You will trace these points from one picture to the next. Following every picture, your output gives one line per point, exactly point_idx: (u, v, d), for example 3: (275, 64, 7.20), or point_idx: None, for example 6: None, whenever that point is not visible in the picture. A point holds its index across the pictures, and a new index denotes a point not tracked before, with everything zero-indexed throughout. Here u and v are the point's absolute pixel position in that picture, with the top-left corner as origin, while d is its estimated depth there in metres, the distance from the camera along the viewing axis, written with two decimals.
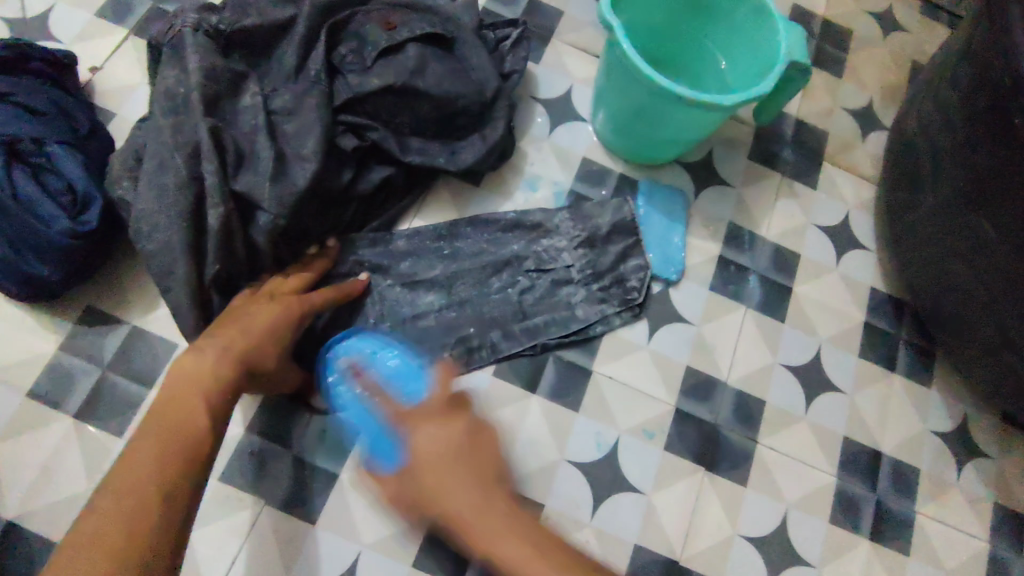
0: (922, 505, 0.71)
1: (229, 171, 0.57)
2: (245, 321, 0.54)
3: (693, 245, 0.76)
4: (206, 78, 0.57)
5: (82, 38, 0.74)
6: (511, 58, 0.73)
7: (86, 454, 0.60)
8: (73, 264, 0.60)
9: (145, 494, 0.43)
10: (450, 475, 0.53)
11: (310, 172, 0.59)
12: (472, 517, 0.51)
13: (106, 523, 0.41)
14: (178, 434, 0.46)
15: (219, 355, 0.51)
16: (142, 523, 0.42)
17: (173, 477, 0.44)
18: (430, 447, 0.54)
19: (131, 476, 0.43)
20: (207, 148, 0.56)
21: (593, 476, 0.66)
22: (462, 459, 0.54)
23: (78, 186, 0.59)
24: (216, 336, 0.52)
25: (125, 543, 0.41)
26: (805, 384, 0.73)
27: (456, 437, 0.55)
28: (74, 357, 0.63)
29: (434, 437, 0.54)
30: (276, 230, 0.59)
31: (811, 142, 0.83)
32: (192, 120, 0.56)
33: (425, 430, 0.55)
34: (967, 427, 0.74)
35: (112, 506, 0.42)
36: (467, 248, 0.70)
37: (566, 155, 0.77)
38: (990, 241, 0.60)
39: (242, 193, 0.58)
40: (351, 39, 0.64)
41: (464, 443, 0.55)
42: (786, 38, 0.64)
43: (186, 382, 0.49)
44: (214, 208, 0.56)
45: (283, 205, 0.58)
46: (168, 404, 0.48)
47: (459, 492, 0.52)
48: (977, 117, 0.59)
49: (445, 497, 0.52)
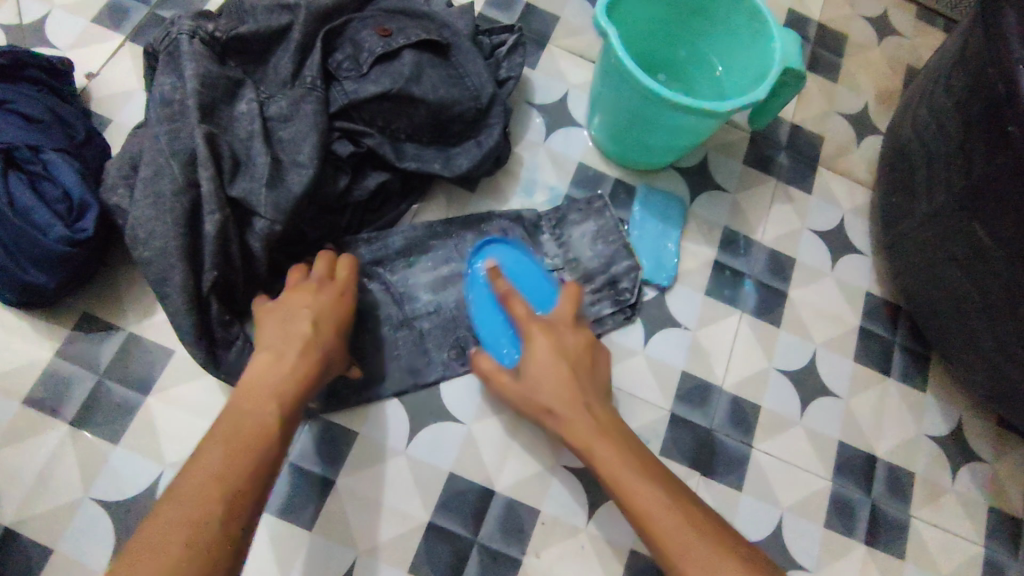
0: (917, 509, 0.71)
1: (225, 177, 0.57)
2: (310, 309, 0.56)
3: (688, 250, 0.76)
4: (202, 85, 0.57)
5: (78, 44, 0.74)
6: (506, 64, 0.73)
7: (83, 461, 0.61)
8: (69, 271, 0.59)
9: (212, 500, 0.43)
10: (544, 387, 0.57)
11: (306, 179, 0.59)
12: (557, 397, 0.56)
13: (176, 521, 0.42)
14: (252, 440, 0.47)
15: (293, 358, 0.52)
16: (210, 528, 0.42)
17: (239, 484, 0.45)
18: (545, 355, 0.58)
19: (202, 478, 0.44)
20: (204, 155, 0.56)
21: (589, 481, 0.65)
22: (572, 370, 0.58)
23: (74, 194, 0.59)
24: (285, 330, 0.54)
25: (192, 542, 0.41)
26: (800, 388, 0.73)
27: (556, 352, 0.58)
28: (71, 364, 0.63)
29: (550, 345, 0.58)
30: (274, 237, 0.59)
31: (806, 147, 0.84)
32: (189, 129, 0.57)
33: (541, 343, 0.59)
34: (962, 432, 0.75)
35: (186, 508, 0.42)
36: (461, 253, 0.70)
37: (562, 159, 0.77)
38: (984, 247, 0.60)
39: (238, 199, 0.58)
40: (347, 45, 0.64)
41: (560, 346, 0.59)
42: (782, 46, 0.64)
43: (262, 383, 0.50)
44: (211, 214, 0.56)
45: (280, 209, 0.58)
46: (241, 405, 0.49)
47: (568, 386, 0.57)
48: (972, 123, 0.59)
49: (564, 417, 0.56)
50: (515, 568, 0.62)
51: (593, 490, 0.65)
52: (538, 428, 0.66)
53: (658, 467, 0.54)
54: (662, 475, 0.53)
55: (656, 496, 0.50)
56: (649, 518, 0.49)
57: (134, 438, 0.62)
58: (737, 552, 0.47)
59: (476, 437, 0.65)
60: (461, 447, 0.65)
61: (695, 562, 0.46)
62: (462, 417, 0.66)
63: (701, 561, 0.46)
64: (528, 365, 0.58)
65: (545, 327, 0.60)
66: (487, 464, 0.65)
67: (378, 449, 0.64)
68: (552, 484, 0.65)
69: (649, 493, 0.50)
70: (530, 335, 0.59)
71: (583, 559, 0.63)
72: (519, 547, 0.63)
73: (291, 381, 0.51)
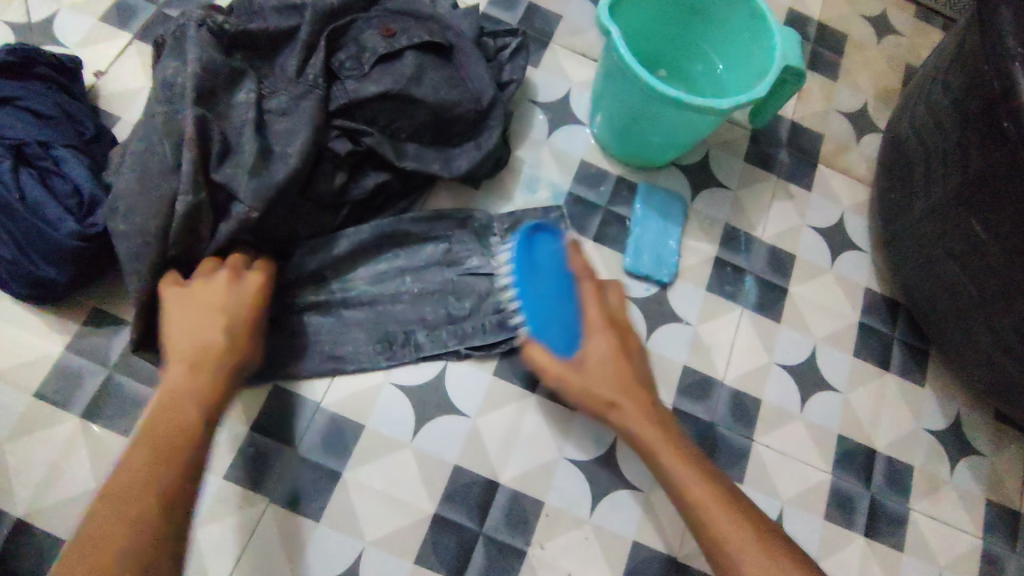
0: (916, 502, 0.72)
1: (212, 160, 0.58)
2: (216, 302, 0.54)
3: (689, 246, 0.77)
4: (203, 70, 0.58)
5: (86, 43, 0.75)
6: (509, 66, 0.74)
7: (93, 453, 0.61)
8: (80, 266, 0.60)
9: (141, 503, 0.44)
10: (608, 382, 0.54)
11: (291, 169, 0.59)
12: (616, 388, 0.54)
13: (107, 521, 0.43)
14: (166, 444, 0.47)
15: (187, 360, 0.50)
16: (145, 529, 0.43)
17: (166, 482, 0.45)
18: (607, 353, 0.55)
19: (126, 486, 0.44)
20: (190, 138, 0.56)
21: (592, 474, 0.66)
22: (632, 365, 0.55)
23: (85, 190, 0.60)
24: (191, 330, 0.52)
25: (125, 546, 0.42)
26: (801, 383, 0.74)
27: (618, 346, 0.55)
28: (80, 358, 0.64)
29: (611, 339, 0.55)
30: (247, 224, 0.59)
31: (806, 144, 0.84)
32: (182, 112, 0.58)
33: (601, 335, 0.55)
34: (961, 426, 0.76)
35: (114, 516, 0.43)
36: (414, 253, 0.69)
37: (565, 157, 0.78)
38: (980, 242, 0.61)
39: (221, 184, 0.58)
40: (351, 45, 0.65)
41: (621, 343, 0.56)
42: (781, 43, 0.64)
43: (168, 380, 0.50)
44: (184, 194, 0.56)
45: (258, 198, 0.58)
46: (158, 410, 0.48)
47: (619, 376, 0.55)
48: (968, 119, 0.60)
49: (624, 415, 0.54)
50: (519, 559, 0.63)
51: (596, 482, 0.66)
52: (541, 421, 0.67)
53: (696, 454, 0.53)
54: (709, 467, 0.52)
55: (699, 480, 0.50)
56: (702, 508, 0.49)
57: (143, 430, 0.62)
58: (782, 548, 0.47)
59: (480, 430, 0.66)
60: (466, 440, 0.66)
61: (743, 554, 0.46)
62: (467, 411, 0.66)
63: (745, 552, 0.46)
64: (589, 362, 0.55)
65: (608, 321, 0.56)
66: (491, 456, 0.65)
67: (384, 442, 0.65)
68: (556, 477, 0.66)
69: (702, 487, 0.50)
70: (592, 325, 0.56)
71: (587, 551, 0.64)
72: (523, 539, 0.64)
73: (202, 387, 0.50)
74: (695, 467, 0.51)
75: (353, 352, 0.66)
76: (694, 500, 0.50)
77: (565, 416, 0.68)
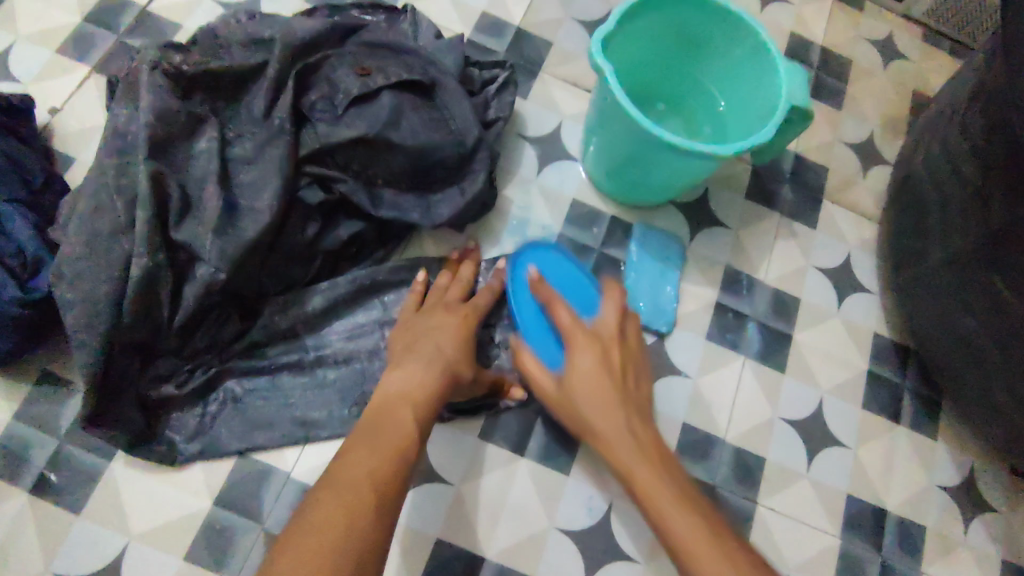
0: (929, 565, 0.68)
1: (171, 220, 0.53)
2: (436, 332, 0.57)
3: (688, 291, 0.73)
4: (157, 119, 0.54)
5: (41, 77, 0.69)
6: (496, 103, 0.69)
7: (42, 532, 0.56)
8: (24, 332, 0.55)
9: (364, 494, 0.43)
10: (591, 400, 0.50)
11: (261, 226, 0.55)
12: (598, 437, 0.49)
13: (330, 514, 0.41)
14: (390, 449, 0.47)
15: (428, 367, 0.54)
16: (360, 516, 0.41)
17: (387, 486, 0.44)
18: (591, 368, 0.50)
19: (354, 476, 0.44)
20: (144, 195, 0.52)
21: (585, 544, 0.62)
22: (619, 394, 0.50)
23: (28, 250, 0.55)
24: (418, 347, 0.56)
25: (343, 535, 0.40)
26: (806, 438, 0.70)
27: (600, 366, 0.51)
28: (28, 427, 0.58)
29: (596, 360, 0.51)
30: (217, 285, 0.55)
31: (810, 178, 0.80)
32: (135, 167, 0.53)
33: (582, 361, 0.51)
34: (975, 481, 0.71)
35: (334, 503, 0.41)
36: (391, 306, 0.65)
37: (555, 196, 0.73)
38: (1002, 299, 0.57)
39: (183, 244, 0.54)
40: (322, 84, 0.60)
41: (606, 361, 0.51)
42: (788, 81, 0.59)
43: (409, 392, 0.52)
44: (139, 256, 0.52)
45: (226, 258, 0.54)
46: (383, 411, 0.50)
47: (626, 451, 0.48)
48: (990, 168, 0.56)
49: (602, 427, 0.49)
50: None
51: (590, 554, 0.62)
52: (531, 487, 0.63)
53: (702, 501, 0.46)
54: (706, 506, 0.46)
55: (692, 522, 0.44)
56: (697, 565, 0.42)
57: (98, 507, 0.57)
58: None
59: (465, 498, 0.61)
60: (450, 510, 0.61)
61: None
62: (450, 478, 0.62)
63: None
64: (570, 376, 0.51)
65: (590, 341, 0.52)
66: (477, 528, 0.61)
67: None
68: (546, 549, 0.61)
69: (711, 557, 0.42)
70: (575, 347, 0.52)
71: None
72: None
73: (424, 395, 0.52)
74: (682, 496, 0.46)
75: (327, 418, 0.60)
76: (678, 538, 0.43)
77: (556, 481, 0.63)
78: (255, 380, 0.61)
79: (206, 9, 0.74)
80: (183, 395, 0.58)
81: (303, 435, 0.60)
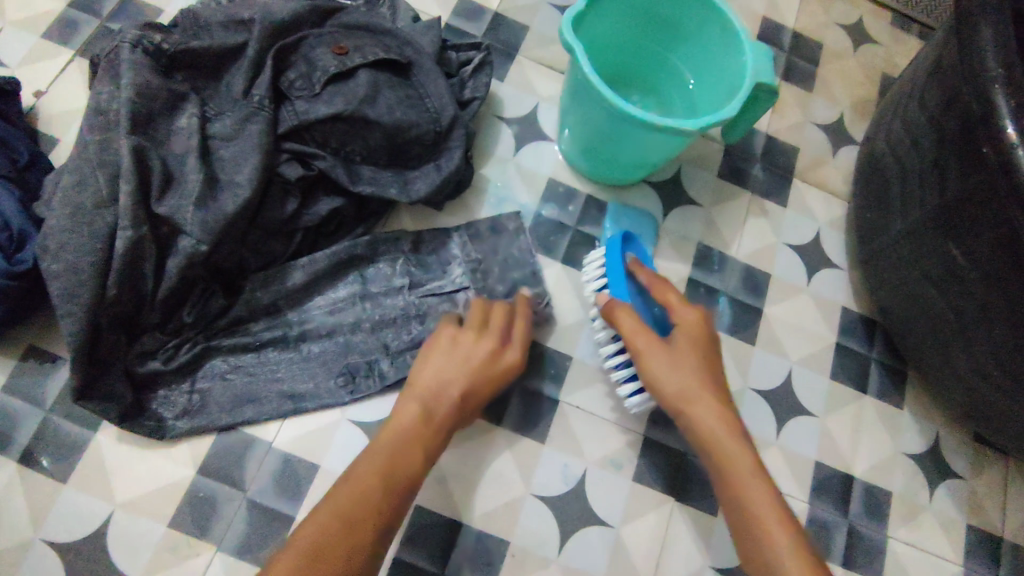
0: (894, 529, 0.70)
1: (153, 194, 0.55)
2: (447, 380, 0.53)
3: (661, 267, 0.75)
4: (139, 96, 0.55)
5: (26, 61, 0.71)
6: (472, 84, 0.71)
7: (28, 501, 0.58)
8: (11, 305, 0.56)
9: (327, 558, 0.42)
10: (687, 376, 0.55)
11: (241, 200, 0.56)
12: (686, 381, 0.54)
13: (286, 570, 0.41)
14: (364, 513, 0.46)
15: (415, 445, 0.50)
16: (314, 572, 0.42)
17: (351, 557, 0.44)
18: (694, 327, 0.57)
19: (321, 538, 0.43)
20: (128, 169, 0.53)
21: (560, 510, 0.64)
22: (711, 365, 0.56)
23: (13, 224, 0.56)
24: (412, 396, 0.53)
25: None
26: (776, 408, 0.72)
27: (701, 336, 0.57)
28: (16, 399, 0.60)
29: (698, 325, 0.57)
30: (199, 257, 0.56)
31: (781, 159, 0.82)
32: (119, 141, 0.54)
33: (685, 315, 0.57)
34: (939, 448, 0.74)
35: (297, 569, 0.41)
36: (373, 280, 0.66)
37: (531, 176, 0.75)
38: (958, 266, 0.59)
39: (166, 217, 0.55)
40: (300, 63, 0.62)
41: (705, 340, 0.57)
42: (753, 59, 0.61)
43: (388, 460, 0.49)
44: (125, 230, 0.53)
45: (209, 229, 0.55)
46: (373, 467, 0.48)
47: (712, 420, 0.53)
48: (947, 139, 0.58)
49: (682, 386, 0.54)
50: None
51: (564, 519, 0.64)
52: (506, 456, 0.65)
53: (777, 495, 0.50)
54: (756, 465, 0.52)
55: (768, 503, 0.49)
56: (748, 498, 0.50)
57: (84, 477, 0.59)
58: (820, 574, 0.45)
59: (443, 466, 0.63)
60: (427, 477, 0.63)
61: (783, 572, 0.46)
62: None
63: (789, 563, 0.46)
64: (676, 333, 0.57)
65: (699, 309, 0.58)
66: (454, 494, 0.63)
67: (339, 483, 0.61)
68: (522, 514, 0.63)
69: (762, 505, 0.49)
70: (674, 307, 0.58)
71: None
72: None
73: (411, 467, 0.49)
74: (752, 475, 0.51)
75: (309, 388, 0.62)
76: (758, 518, 0.49)
77: (532, 450, 0.65)
78: (242, 357, 0.62)
79: None
80: (170, 369, 0.60)
81: (286, 405, 0.62)
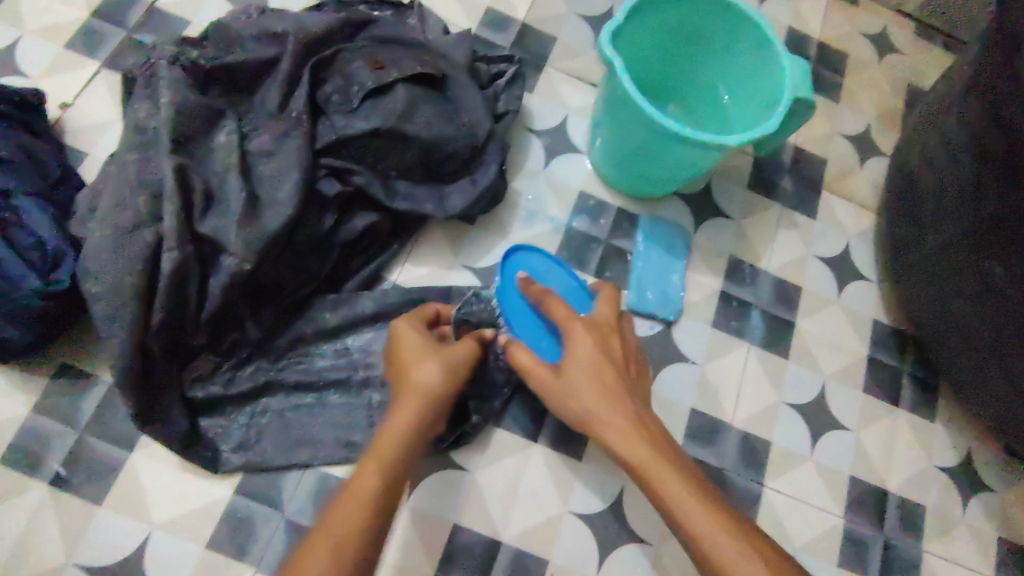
0: (928, 543, 0.70)
1: (194, 213, 0.54)
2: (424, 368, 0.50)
3: (694, 281, 0.74)
4: (178, 113, 0.54)
5: (51, 72, 0.70)
6: (505, 96, 0.70)
7: (63, 523, 0.57)
8: (46, 324, 0.56)
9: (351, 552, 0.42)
10: (587, 390, 0.51)
11: (283, 217, 0.56)
12: (589, 397, 0.50)
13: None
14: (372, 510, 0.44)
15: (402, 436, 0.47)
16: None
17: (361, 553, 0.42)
18: (589, 355, 0.51)
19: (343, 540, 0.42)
20: (170, 189, 0.53)
21: (599, 528, 0.63)
22: (618, 381, 0.51)
23: (48, 243, 0.55)
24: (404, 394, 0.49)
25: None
26: (810, 422, 0.72)
27: (598, 350, 0.52)
28: (48, 419, 0.59)
29: (595, 349, 0.52)
30: (243, 276, 0.55)
31: (810, 170, 0.82)
32: (159, 160, 0.54)
33: (581, 339, 0.52)
34: (971, 462, 0.74)
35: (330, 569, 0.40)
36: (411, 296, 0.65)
37: (563, 188, 0.75)
38: (997, 282, 0.59)
39: (208, 237, 0.54)
40: (336, 77, 0.61)
41: (608, 354, 0.52)
42: (791, 74, 0.61)
43: (369, 504, 0.44)
44: (169, 250, 0.53)
45: (252, 249, 0.54)
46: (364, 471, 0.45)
47: (632, 442, 0.49)
48: (984, 155, 0.58)
49: (593, 405, 0.50)
50: None
51: (602, 537, 0.63)
52: (544, 474, 0.64)
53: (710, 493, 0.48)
54: (705, 473, 0.48)
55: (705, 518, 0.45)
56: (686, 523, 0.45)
57: (121, 499, 0.58)
58: None
59: (481, 484, 0.63)
60: (466, 495, 0.62)
61: None
62: (468, 465, 0.63)
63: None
64: (568, 360, 0.52)
65: (588, 324, 0.53)
66: (493, 513, 0.62)
67: None
68: (561, 531, 0.63)
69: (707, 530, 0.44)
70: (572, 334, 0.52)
71: None
72: None
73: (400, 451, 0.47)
74: (677, 469, 0.48)
75: (348, 408, 0.61)
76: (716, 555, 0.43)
77: (570, 468, 0.65)
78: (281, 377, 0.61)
79: (214, 5, 0.75)
80: (230, 395, 0.59)
81: (327, 426, 0.60)
